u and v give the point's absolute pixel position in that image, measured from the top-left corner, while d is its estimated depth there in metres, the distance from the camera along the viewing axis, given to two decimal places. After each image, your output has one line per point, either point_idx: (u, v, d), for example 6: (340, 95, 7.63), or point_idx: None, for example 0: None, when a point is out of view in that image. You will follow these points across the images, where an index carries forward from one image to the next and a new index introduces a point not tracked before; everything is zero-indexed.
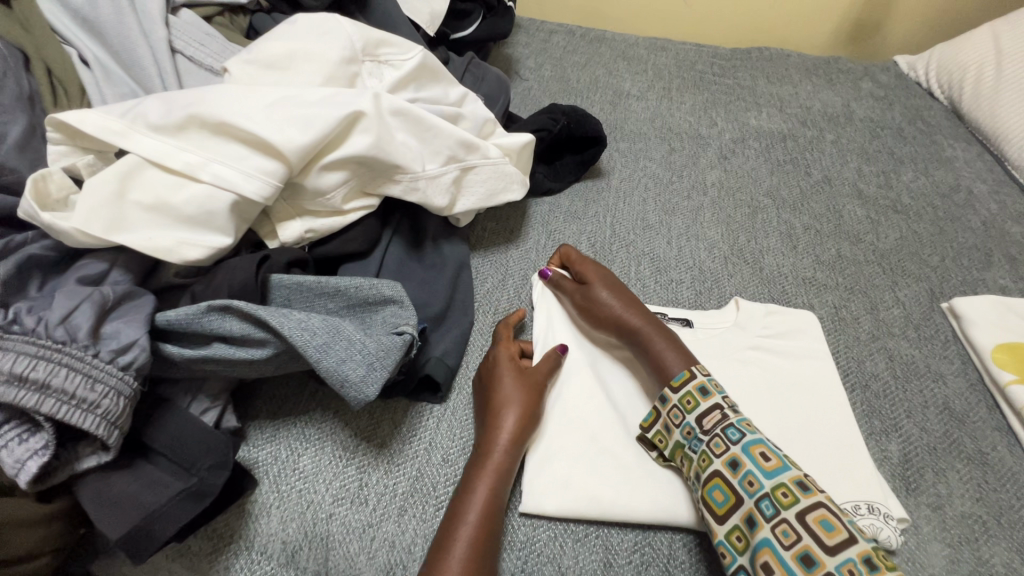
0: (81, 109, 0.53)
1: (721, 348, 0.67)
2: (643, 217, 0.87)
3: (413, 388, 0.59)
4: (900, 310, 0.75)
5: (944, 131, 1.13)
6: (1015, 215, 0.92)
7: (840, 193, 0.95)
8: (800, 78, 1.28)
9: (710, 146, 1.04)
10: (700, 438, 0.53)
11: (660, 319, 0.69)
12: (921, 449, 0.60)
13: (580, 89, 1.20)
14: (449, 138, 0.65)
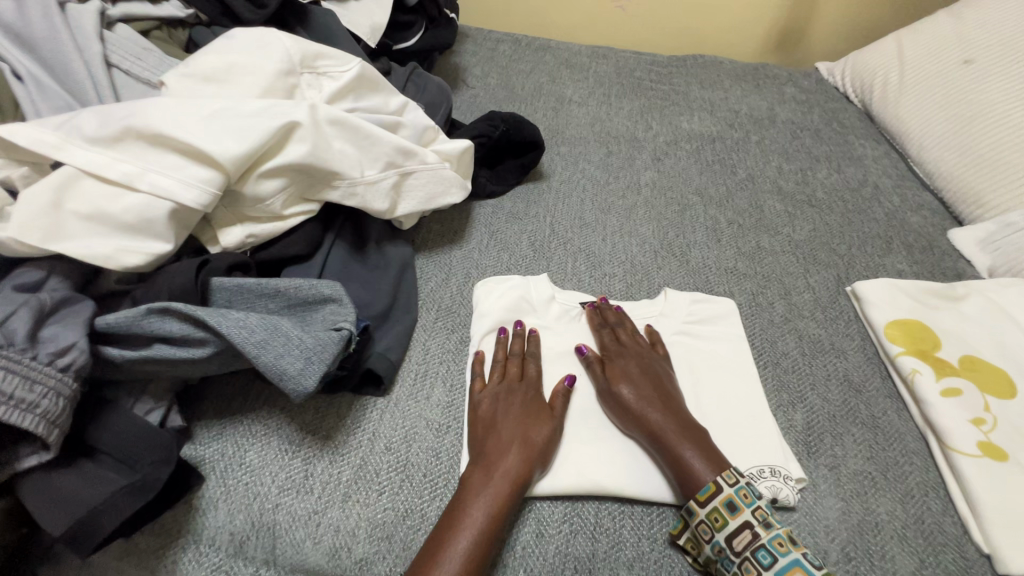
0: (15, 122, 0.54)
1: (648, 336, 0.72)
2: (580, 216, 0.93)
3: (357, 382, 0.62)
4: (810, 294, 0.83)
5: (857, 131, 1.23)
6: (915, 206, 1.02)
7: (762, 190, 1.03)
8: (731, 83, 1.38)
9: (645, 149, 1.11)
10: (731, 555, 0.52)
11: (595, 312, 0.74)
12: (822, 416, 0.67)
13: (525, 96, 1.25)
14: (386, 145, 0.69)
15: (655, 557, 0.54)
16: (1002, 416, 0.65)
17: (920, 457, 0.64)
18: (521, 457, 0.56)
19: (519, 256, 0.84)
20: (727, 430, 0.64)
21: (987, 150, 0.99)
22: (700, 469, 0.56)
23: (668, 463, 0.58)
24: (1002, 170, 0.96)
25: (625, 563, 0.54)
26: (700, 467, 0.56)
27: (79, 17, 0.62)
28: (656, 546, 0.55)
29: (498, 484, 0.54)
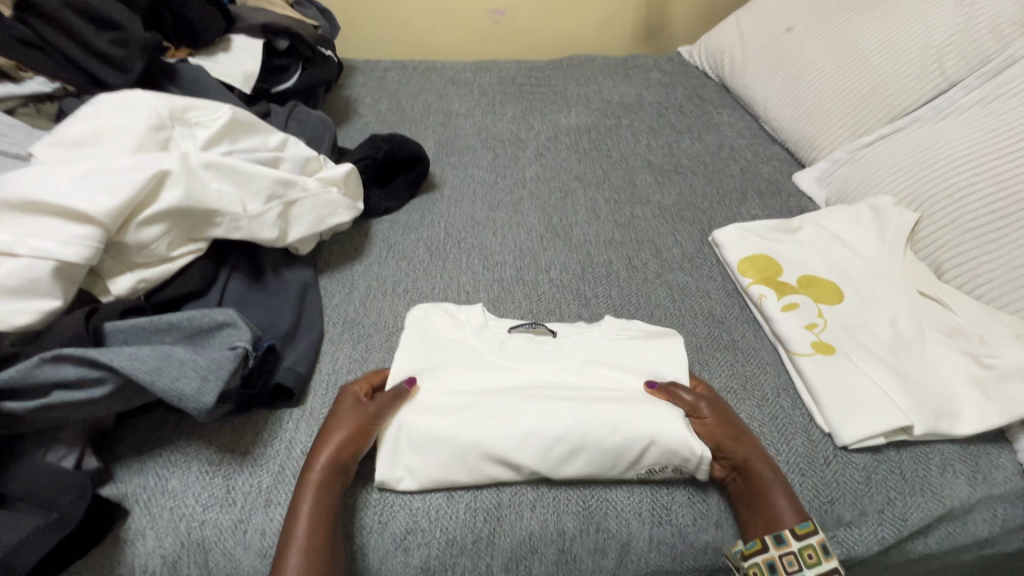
0: None
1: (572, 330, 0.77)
2: (472, 216, 1.02)
3: (268, 397, 0.67)
4: (678, 248, 0.94)
5: (715, 102, 1.38)
6: (765, 158, 1.17)
7: (633, 166, 1.15)
8: (603, 76, 1.51)
9: (528, 148, 1.22)
10: None
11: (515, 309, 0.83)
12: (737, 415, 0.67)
13: (415, 116, 1.34)
14: (265, 180, 0.75)
15: (553, 493, 0.62)
16: (831, 318, 0.76)
17: (772, 367, 0.75)
18: (324, 454, 0.59)
19: (417, 261, 0.91)
20: (643, 435, 0.61)
21: (811, 102, 1.15)
22: (782, 513, 0.58)
23: (750, 500, 0.60)
24: (825, 116, 1.11)
25: (527, 504, 0.61)
26: (787, 508, 0.59)
27: None
28: (553, 485, 0.62)
29: (308, 490, 0.57)
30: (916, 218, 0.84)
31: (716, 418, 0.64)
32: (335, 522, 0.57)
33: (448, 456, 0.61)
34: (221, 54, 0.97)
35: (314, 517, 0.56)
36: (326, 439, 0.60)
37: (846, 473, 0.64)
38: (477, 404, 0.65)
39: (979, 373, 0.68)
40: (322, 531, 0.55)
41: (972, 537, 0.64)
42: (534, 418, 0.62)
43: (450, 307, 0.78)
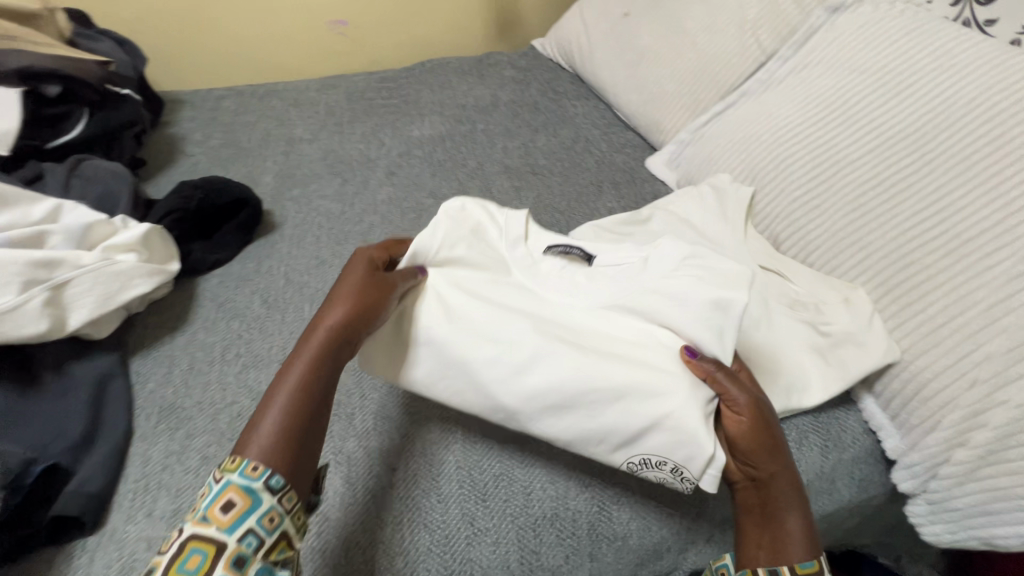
0: None
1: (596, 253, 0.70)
2: (316, 255, 0.92)
3: (51, 530, 0.55)
4: None
5: (570, 94, 1.37)
6: (619, 146, 1.17)
7: (490, 173, 1.10)
8: (457, 79, 1.46)
9: (379, 168, 1.13)
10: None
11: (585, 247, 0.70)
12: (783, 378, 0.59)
13: (252, 148, 1.21)
14: (13, 268, 0.63)
15: (411, 568, 0.56)
16: None
17: None
18: (323, 322, 0.58)
19: (250, 319, 0.81)
20: (651, 414, 0.57)
21: (653, 85, 1.15)
22: (798, 547, 0.53)
23: (760, 520, 0.55)
24: (665, 99, 1.12)
25: None
26: (800, 534, 0.54)
27: None
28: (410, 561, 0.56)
29: (306, 353, 0.55)
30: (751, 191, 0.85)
31: (761, 418, 0.56)
32: (321, 395, 0.54)
33: (460, 377, 0.62)
34: None
35: (308, 380, 0.54)
36: (333, 306, 0.59)
37: None
38: (489, 328, 0.63)
39: (820, 342, 0.69)
40: (307, 398, 0.53)
41: (837, 503, 0.65)
42: (540, 370, 0.59)
43: (496, 211, 0.73)
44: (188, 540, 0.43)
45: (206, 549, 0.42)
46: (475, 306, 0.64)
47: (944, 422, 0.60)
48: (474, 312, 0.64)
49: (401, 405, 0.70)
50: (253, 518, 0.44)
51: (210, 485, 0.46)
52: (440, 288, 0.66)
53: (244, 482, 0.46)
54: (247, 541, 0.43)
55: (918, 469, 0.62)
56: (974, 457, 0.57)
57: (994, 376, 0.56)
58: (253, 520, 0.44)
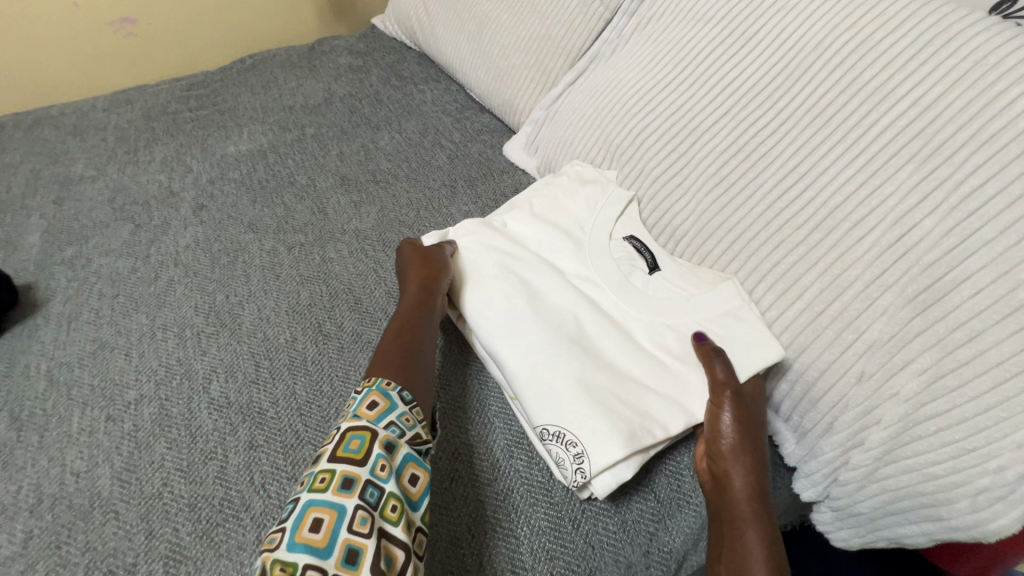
0: None
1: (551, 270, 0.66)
2: (92, 338, 0.71)
3: None
4: (381, 288, 0.75)
5: (417, 77, 1.19)
6: (475, 133, 1.02)
7: (323, 188, 0.92)
8: (284, 75, 1.23)
9: (182, 202, 0.91)
10: None
11: (629, 251, 0.67)
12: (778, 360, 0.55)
13: (11, 200, 0.94)
14: None
15: None
16: None
17: (500, 418, 0.60)
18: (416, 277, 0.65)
19: None
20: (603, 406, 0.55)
21: (499, 59, 1.01)
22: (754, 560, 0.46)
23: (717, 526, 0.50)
24: (516, 73, 0.98)
25: None
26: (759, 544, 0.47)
27: None
28: None
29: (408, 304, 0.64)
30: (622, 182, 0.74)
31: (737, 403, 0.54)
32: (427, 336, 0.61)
33: (480, 295, 0.64)
34: None
35: (403, 323, 0.61)
36: (414, 270, 0.66)
37: (596, 533, 0.53)
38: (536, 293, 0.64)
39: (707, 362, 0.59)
40: (400, 339, 0.60)
41: None
42: (539, 343, 0.59)
43: (596, 173, 0.76)
44: (347, 430, 0.49)
45: (362, 434, 0.49)
46: (518, 274, 0.66)
47: (837, 423, 0.53)
48: (530, 274, 0.66)
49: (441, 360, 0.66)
50: (392, 416, 0.52)
51: (354, 397, 0.54)
52: (523, 231, 0.72)
53: (385, 390, 0.53)
54: (371, 491, 0.46)
55: (818, 478, 0.55)
56: (870, 458, 0.51)
57: (879, 369, 0.50)
58: (394, 416, 0.52)
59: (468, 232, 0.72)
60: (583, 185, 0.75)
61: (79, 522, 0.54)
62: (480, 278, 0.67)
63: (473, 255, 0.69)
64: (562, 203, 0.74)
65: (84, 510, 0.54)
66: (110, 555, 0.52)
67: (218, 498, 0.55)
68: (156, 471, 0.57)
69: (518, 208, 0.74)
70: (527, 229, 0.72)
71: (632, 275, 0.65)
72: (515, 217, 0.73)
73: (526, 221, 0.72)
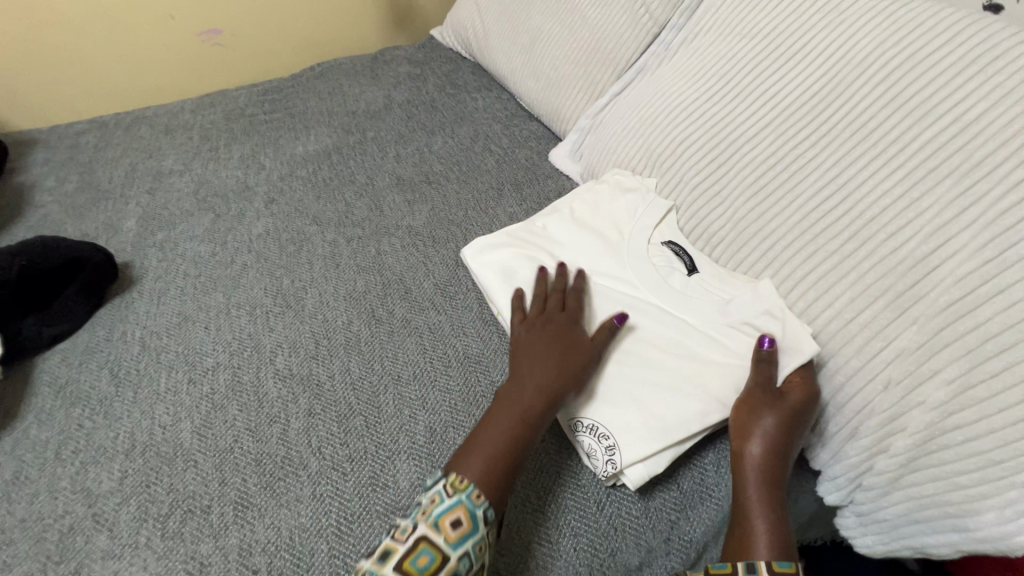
0: None
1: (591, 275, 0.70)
2: (178, 312, 0.80)
3: None
4: (430, 280, 0.81)
5: (471, 86, 1.26)
6: (523, 140, 1.07)
7: (380, 187, 0.99)
8: (349, 82, 1.33)
9: (256, 195, 1.01)
10: None
11: (669, 254, 0.71)
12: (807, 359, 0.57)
13: (114, 189, 1.07)
14: None
15: None
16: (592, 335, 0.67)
17: None
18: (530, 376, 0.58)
19: (95, 402, 0.69)
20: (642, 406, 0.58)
21: (549, 70, 1.06)
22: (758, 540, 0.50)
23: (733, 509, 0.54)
24: (565, 83, 1.03)
25: None
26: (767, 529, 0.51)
27: None
28: None
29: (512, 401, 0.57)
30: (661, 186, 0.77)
31: (774, 406, 0.55)
32: (526, 447, 0.54)
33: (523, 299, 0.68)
34: None
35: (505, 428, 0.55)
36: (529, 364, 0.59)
37: (622, 515, 0.56)
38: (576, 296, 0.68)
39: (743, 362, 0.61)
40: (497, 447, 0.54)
41: None
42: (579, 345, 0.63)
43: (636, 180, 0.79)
44: (420, 540, 0.48)
45: (434, 552, 0.48)
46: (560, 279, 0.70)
47: (863, 429, 0.54)
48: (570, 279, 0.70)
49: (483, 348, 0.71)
50: (470, 543, 0.49)
51: (441, 495, 0.51)
52: (564, 236, 0.75)
53: (472, 506, 0.50)
54: None
55: (841, 482, 0.56)
56: (895, 465, 0.52)
57: (907, 377, 0.51)
58: (471, 543, 0.49)
59: (509, 237, 0.76)
60: (624, 193, 0.78)
61: (165, 466, 0.62)
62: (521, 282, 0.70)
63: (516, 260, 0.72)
64: (602, 209, 0.77)
65: (168, 457, 0.62)
66: (190, 496, 0.59)
67: (280, 456, 0.62)
68: (229, 428, 0.65)
69: (560, 214, 0.78)
70: (569, 234, 0.75)
71: (669, 277, 0.68)
72: (557, 223, 0.77)
73: (567, 227, 0.76)
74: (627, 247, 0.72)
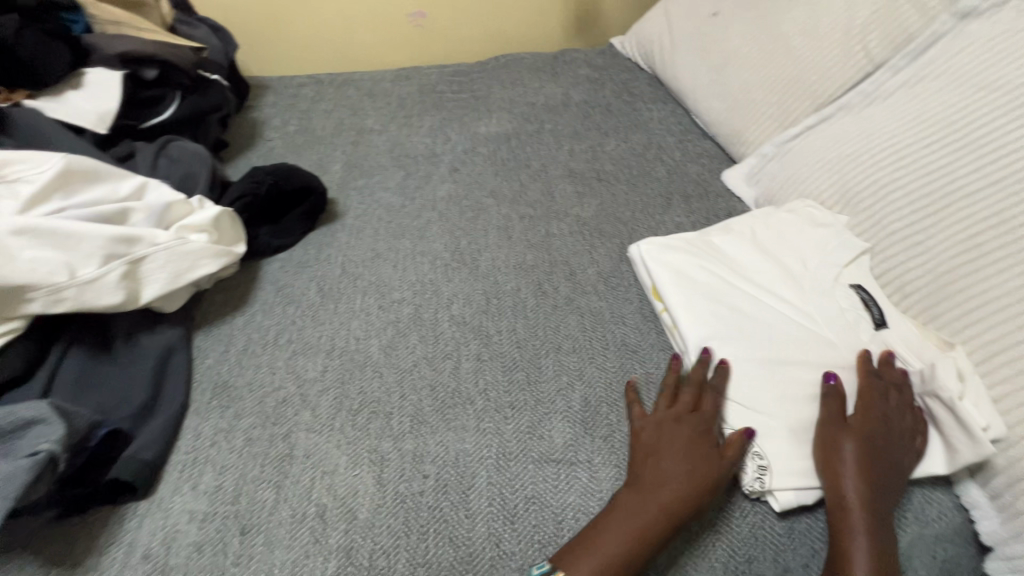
0: None
1: (769, 300, 0.71)
2: (372, 248, 0.92)
3: (106, 493, 0.58)
4: (594, 268, 0.86)
5: (647, 97, 1.30)
6: (695, 155, 1.09)
7: (553, 176, 1.06)
8: (530, 76, 1.42)
9: (442, 162, 1.12)
10: None
11: (861, 302, 0.70)
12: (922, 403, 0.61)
13: (325, 136, 1.25)
14: (97, 239, 0.66)
15: None
16: None
17: None
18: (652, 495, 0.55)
19: (305, 306, 0.82)
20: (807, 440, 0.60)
21: (738, 93, 1.07)
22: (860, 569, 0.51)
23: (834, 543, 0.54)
24: (753, 108, 1.03)
25: None
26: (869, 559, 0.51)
27: None
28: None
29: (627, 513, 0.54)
30: (855, 226, 0.76)
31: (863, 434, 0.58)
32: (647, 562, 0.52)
33: (696, 304, 0.71)
34: (71, 92, 0.86)
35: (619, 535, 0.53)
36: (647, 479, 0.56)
37: (764, 528, 0.57)
38: (751, 316, 0.70)
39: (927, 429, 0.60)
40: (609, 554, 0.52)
41: None
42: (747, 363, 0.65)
43: (827, 215, 0.79)
44: None
45: None
46: (735, 296, 0.72)
47: None
48: (745, 299, 0.72)
49: (640, 339, 0.75)
50: None
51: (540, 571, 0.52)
52: (744, 258, 0.77)
53: None
54: None
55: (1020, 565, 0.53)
56: None
57: None
58: None
59: (687, 248, 0.79)
60: (814, 227, 0.78)
61: (357, 371, 0.72)
62: (695, 288, 0.73)
63: (691, 267, 0.76)
64: (787, 239, 0.78)
65: (360, 365, 0.73)
66: (375, 399, 0.69)
67: (451, 387, 0.70)
68: (410, 353, 0.74)
69: (741, 235, 0.80)
70: (748, 256, 0.77)
71: (855, 326, 0.68)
72: (735, 242, 0.79)
73: (747, 248, 0.78)
74: (810, 281, 0.73)
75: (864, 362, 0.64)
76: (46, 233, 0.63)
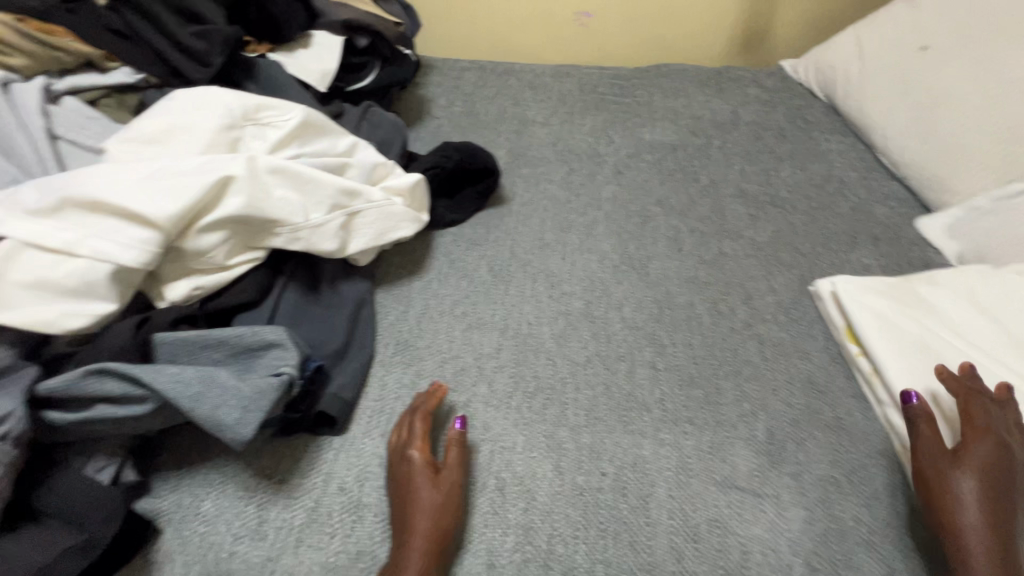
0: None
1: (991, 367, 0.67)
2: (540, 236, 0.93)
3: (310, 423, 0.62)
4: (773, 297, 0.82)
5: (823, 126, 1.23)
6: (881, 196, 1.02)
7: (723, 194, 1.03)
8: (694, 89, 1.38)
9: (607, 163, 1.12)
10: None
11: None
12: None
13: (488, 121, 1.28)
14: (329, 187, 0.70)
15: None
16: None
17: (887, 459, 0.64)
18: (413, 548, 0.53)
19: (477, 282, 0.84)
20: None
21: (945, 136, 0.98)
22: None
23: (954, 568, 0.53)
24: (963, 156, 0.95)
25: None
26: None
27: (24, 94, 0.62)
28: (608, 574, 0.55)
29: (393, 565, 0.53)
30: None
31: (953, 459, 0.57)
32: None
33: (905, 358, 0.67)
34: (301, 50, 0.93)
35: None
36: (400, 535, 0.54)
37: None
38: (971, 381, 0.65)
39: None
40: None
41: None
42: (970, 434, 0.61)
43: None
44: None
45: None
46: (950, 356, 0.68)
47: None
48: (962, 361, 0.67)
49: (826, 381, 0.71)
50: None
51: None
52: (961, 315, 0.71)
53: None
54: None
55: None
56: None
57: None
58: None
59: (883, 290, 0.74)
60: None
61: (531, 355, 0.73)
62: (905, 340, 0.69)
63: (902, 318, 0.71)
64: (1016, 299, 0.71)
65: (533, 349, 0.74)
66: (550, 385, 0.70)
67: (627, 391, 0.69)
68: (583, 348, 0.74)
69: (957, 288, 0.74)
70: (967, 314, 0.71)
71: None
72: (951, 296, 0.73)
73: (964, 305, 0.72)
74: None
75: (965, 372, 0.64)
76: (282, 172, 0.67)
